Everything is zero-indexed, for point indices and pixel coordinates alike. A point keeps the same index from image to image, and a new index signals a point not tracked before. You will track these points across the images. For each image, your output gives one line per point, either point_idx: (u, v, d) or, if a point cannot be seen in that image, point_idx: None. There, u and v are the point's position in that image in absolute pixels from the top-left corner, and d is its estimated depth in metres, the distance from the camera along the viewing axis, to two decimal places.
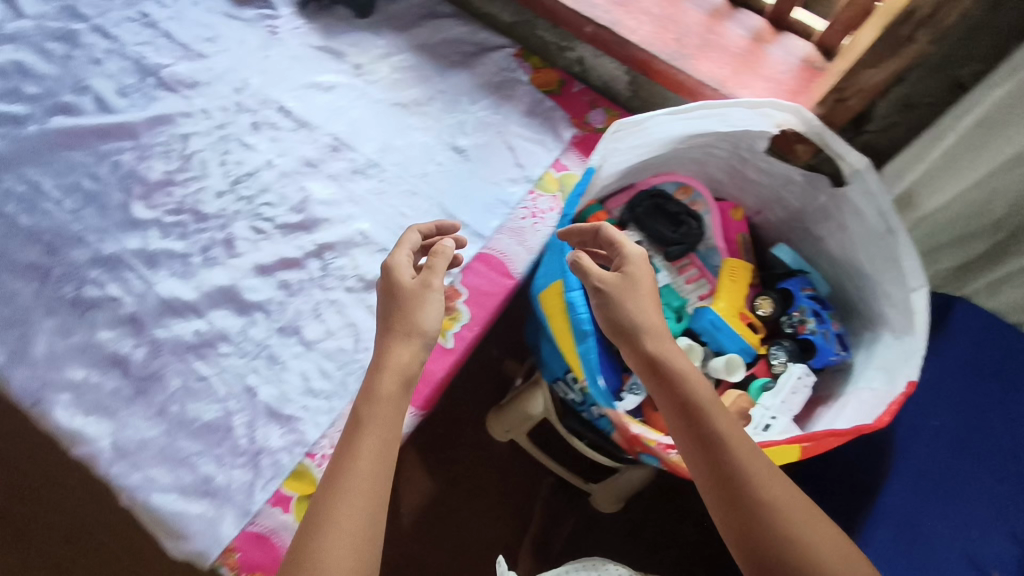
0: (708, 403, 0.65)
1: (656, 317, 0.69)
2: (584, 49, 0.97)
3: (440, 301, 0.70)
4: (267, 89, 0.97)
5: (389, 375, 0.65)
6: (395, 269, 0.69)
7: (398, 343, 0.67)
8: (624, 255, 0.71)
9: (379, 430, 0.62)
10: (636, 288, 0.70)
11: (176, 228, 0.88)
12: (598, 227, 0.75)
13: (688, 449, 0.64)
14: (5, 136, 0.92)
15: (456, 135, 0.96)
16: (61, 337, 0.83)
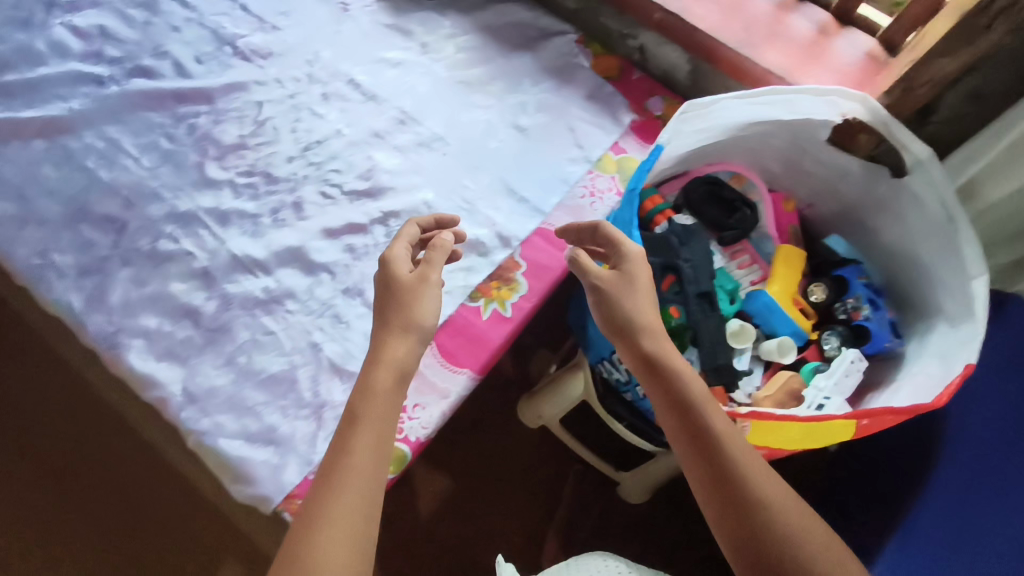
0: (703, 403, 0.67)
1: (652, 315, 0.72)
2: (647, 37, 0.98)
3: (438, 293, 0.71)
4: (338, 62, 1.00)
5: (382, 372, 0.65)
6: (395, 262, 0.71)
7: (392, 338, 0.67)
8: (622, 254, 0.73)
9: (373, 427, 0.63)
10: (633, 284, 0.72)
11: (248, 189, 0.92)
12: (597, 224, 0.78)
13: (683, 448, 0.67)
14: (87, 95, 0.96)
15: (518, 114, 0.99)
16: (135, 287, 0.86)
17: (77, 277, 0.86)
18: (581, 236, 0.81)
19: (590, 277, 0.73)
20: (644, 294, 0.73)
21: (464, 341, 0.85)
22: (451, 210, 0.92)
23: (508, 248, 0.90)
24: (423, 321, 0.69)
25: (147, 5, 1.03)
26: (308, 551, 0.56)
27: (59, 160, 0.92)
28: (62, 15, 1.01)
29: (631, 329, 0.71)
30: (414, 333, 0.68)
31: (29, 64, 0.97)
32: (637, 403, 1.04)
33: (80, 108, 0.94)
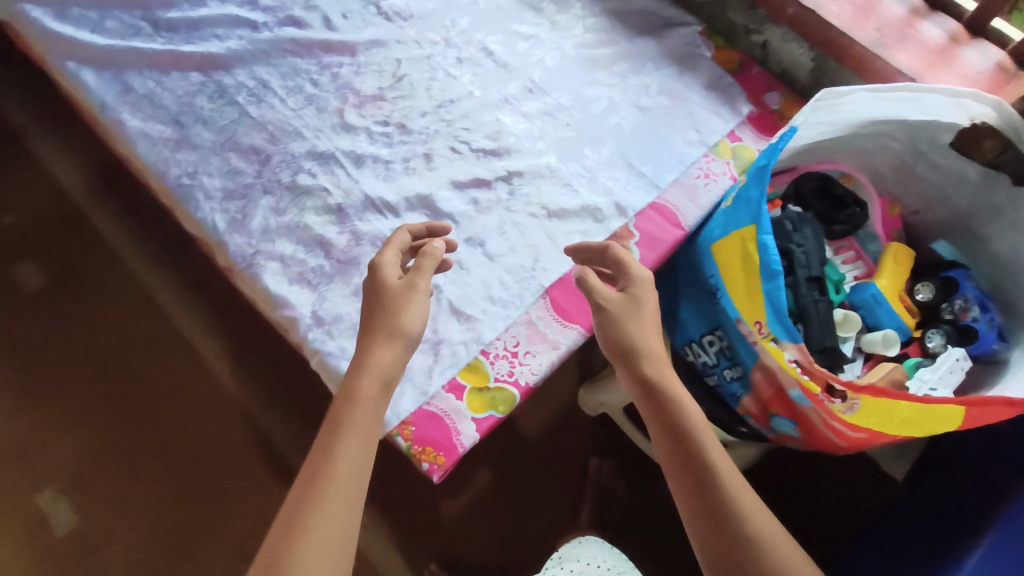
0: (698, 428, 0.71)
1: (655, 339, 0.76)
2: (773, 33, 1.02)
3: (424, 303, 0.75)
4: (473, 31, 1.06)
5: (369, 380, 0.69)
6: (385, 268, 0.75)
7: (382, 346, 0.71)
8: (628, 278, 0.78)
9: (357, 433, 0.66)
10: (638, 307, 0.77)
11: (384, 137, 0.97)
12: (608, 248, 0.83)
13: (673, 472, 0.71)
14: (243, 37, 1.03)
15: (639, 95, 1.03)
16: (274, 215, 0.92)
17: (222, 200, 0.92)
18: (591, 258, 0.86)
19: (597, 297, 0.78)
20: (647, 317, 0.78)
21: (577, 299, 0.89)
22: (571, 177, 0.96)
23: (624, 218, 0.94)
24: (408, 329, 0.72)
25: None
26: (288, 552, 0.59)
27: (214, 94, 0.99)
28: None
29: (632, 350, 0.75)
30: (400, 339, 0.72)
31: (191, 5, 1.05)
32: (719, 389, 1.05)
33: (235, 48, 1.01)
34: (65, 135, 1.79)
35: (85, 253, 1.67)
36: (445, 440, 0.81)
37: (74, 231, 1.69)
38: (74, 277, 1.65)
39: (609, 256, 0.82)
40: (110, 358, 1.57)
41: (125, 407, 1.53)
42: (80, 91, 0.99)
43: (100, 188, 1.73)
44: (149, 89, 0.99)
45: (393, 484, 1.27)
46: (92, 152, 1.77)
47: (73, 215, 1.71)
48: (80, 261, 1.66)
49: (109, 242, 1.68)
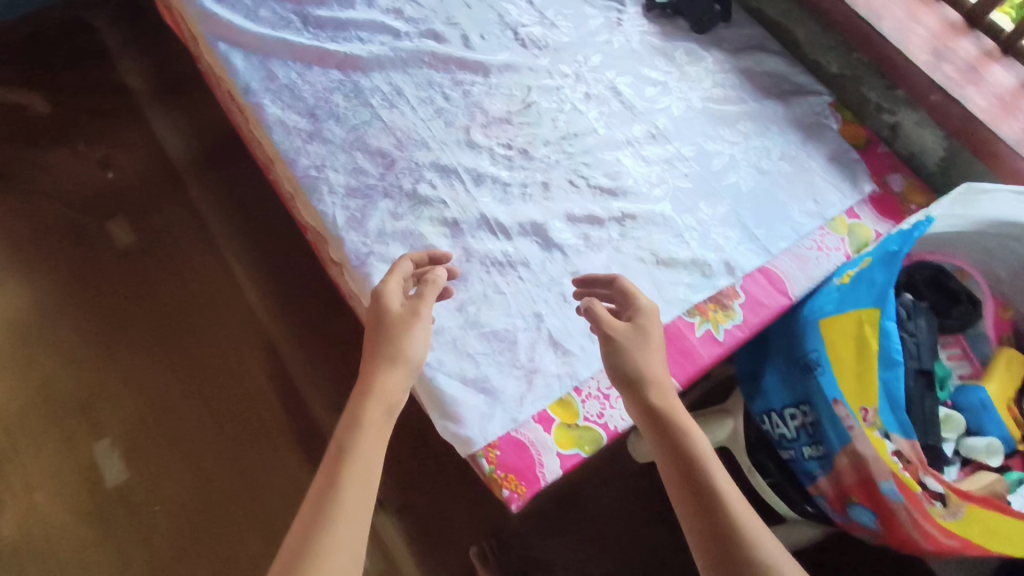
0: (703, 457, 0.70)
1: (661, 369, 0.76)
2: (907, 116, 1.00)
3: (426, 330, 0.78)
4: (604, 69, 1.08)
5: (373, 409, 0.72)
6: (388, 295, 0.78)
7: (385, 373, 0.74)
8: (635, 308, 0.78)
9: (361, 461, 0.68)
10: (645, 338, 0.77)
11: (505, 160, 0.99)
12: (615, 278, 0.84)
13: (682, 504, 0.69)
14: (385, 43, 1.06)
15: (761, 157, 1.02)
16: (391, 219, 0.94)
17: (344, 196, 0.95)
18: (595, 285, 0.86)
19: (603, 327, 0.78)
20: (654, 347, 0.78)
21: (674, 350, 0.88)
22: (683, 228, 0.96)
23: (732, 277, 0.93)
24: (409, 354, 0.76)
25: None
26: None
27: (349, 93, 1.02)
28: None
29: (639, 381, 0.75)
30: (402, 364, 0.75)
31: (341, 6, 1.10)
32: (793, 464, 1.03)
33: (377, 52, 1.05)
34: (177, 107, 1.88)
35: (178, 220, 1.74)
36: (528, 471, 0.81)
37: (171, 198, 1.77)
38: (164, 242, 1.72)
39: (617, 285, 0.83)
40: (185, 324, 1.63)
41: (190, 373, 1.57)
42: (227, 72, 1.04)
43: (200, 161, 1.81)
44: (291, 80, 1.03)
45: (441, 497, 1.28)
46: (200, 126, 1.86)
47: (173, 182, 1.79)
48: (172, 228, 1.73)
49: (202, 213, 1.75)
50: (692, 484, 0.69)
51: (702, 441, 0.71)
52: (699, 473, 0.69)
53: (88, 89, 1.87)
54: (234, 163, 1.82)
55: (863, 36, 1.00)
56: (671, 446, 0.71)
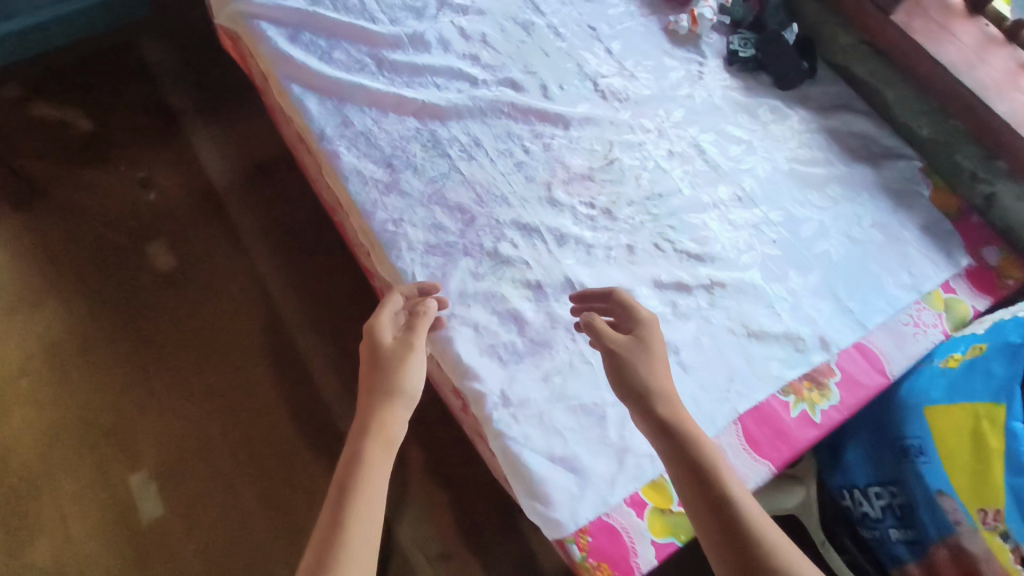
0: (714, 462, 0.65)
1: (666, 377, 0.72)
2: (1006, 188, 0.96)
3: (422, 360, 0.76)
4: (688, 125, 1.05)
5: (374, 446, 0.68)
6: (379, 328, 0.77)
7: (383, 407, 0.71)
8: (636, 320, 0.75)
9: (364, 504, 0.63)
10: (649, 350, 0.74)
11: (588, 220, 0.96)
12: (614, 290, 0.81)
13: (695, 513, 0.64)
14: (462, 91, 1.03)
15: (852, 225, 0.99)
16: (472, 279, 0.90)
17: (423, 253, 0.91)
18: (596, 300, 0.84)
19: (605, 340, 0.75)
20: (658, 357, 0.74)
21: (768, 432, 0.84)
22: (773, 297, 0.92)
23: (827, 353, 0.89)
24: (407, 387, 0.73)
25: (524, 24, 1.11)
26: None
27: (427, 143, 0.99)
28: (451, 14, 1.10)
29: (646, 393, 0.70)
30: (399, 398, 0.72)
31: (416, 50, 1.06)
32: (875, 544, 0.99)
33: (456, 100, 1.01)
34: (221, 129, 1.84)
35: (220, 247, 1.70)
36: (622, 560, 0.76)
37: (214, 224, 1.73)
38: (206, 270, 1.68)
39: (615, 298, 0.80)
40: (225, 353, 1.58)
41: (228, 405, 1.53)
42: (300, 115, 1.00)
43: (245, 187, 1.77)
44: (366, 127, 0.99)
45: (497, 559, 1.20)
46: (244, 150, 1.82)
47: (216, 208, 1.75)
48: (214, 255, 1.69)
49: (245, 242, 1.71)
50: (706, 493, 0.64)
51: (711, 446, 0.67)
52: (711, 481, 0.64)
53: (131, 108, 1.84)
54: (279, 189, 1.77)
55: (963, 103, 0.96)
56: (681, 455, 0.66)
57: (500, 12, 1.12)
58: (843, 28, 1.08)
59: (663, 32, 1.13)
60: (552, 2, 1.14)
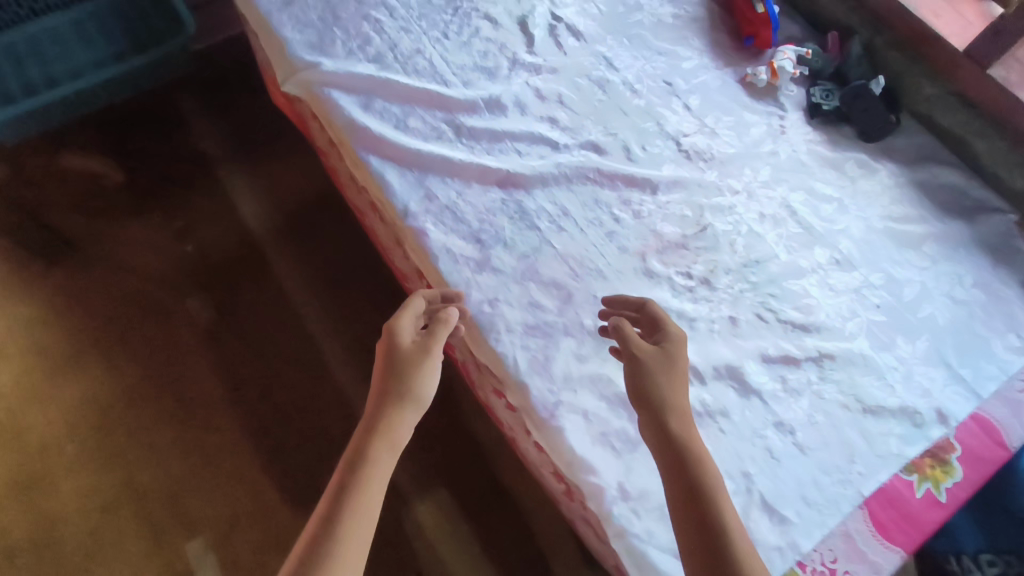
0: (714, 484, 0.62)
1: (683, 394, 0.68)
2: None
3: (438, 366, 0.73)
4: (776, 184, 1.02)
5: (380, 445, 0.65)
6: (399, 328, 0.74)
7: (393, 409, 0.68)
8: (665, 330, 0.72)
9: (361, 506, 0.61)
10: (673, 364, 0.70)
11: (687, 291, 0.92)
12: (646, 303, 0.78)
13: (682, 531, 0.60)
14: (544, 157, 1.00)
15: (954, 285, 0.97)
16: (575, 362, 0.87)
17: (522, 335, 0.87)
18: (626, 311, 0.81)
19: (629, 345, 0.72)
20: (681, 374, 0.70)
21: (893, 514, 0.82)
22: (885, 368, 0.90)
23: (945, 426, 0.87)
24: (421, 392, 0.70)
25: (599, 81, 1.08)
26: None
27: (515, 215, 0.95)
28: (524, 73, 1.07)
29: (658, 401, 0.67)
30: (412, 402, 0.69)
31: (493, 113, 1.03)
32: None
33: (540, 168, 0.98)
34: (256, 171, 1.71)
35: (264, 298, 1.57)
36: None
37: (256, 275, 1.59)
38: (253, 323, 1.54)
39: (646, 312, 0.77)
40: (280, 414, 1.44)
41: (287, 472, 1.39)
42: (381, 188, 0.95)
43: (287, 233, 1.64)
44: (450, 200, 0.95)
45: None
46: (280, 193, 1.68)
47: (257, 257, 1.61)
48: (260, 307, 1.56)
49: (290, 293, 1.57)
50: (697, 505, 0.60)
51: (712, 467, 0.63)
52: (705, 496, 0.61)
53: (159, 152, 1.71)
54: (321, 234, 1.64)
55: None
56: (682, 467, 0.63)
57: (573, 69, 1.08)
58: (927, 78, 1.06)
59: (740, 83, 1.11)
60: (624, 56, 1.11)
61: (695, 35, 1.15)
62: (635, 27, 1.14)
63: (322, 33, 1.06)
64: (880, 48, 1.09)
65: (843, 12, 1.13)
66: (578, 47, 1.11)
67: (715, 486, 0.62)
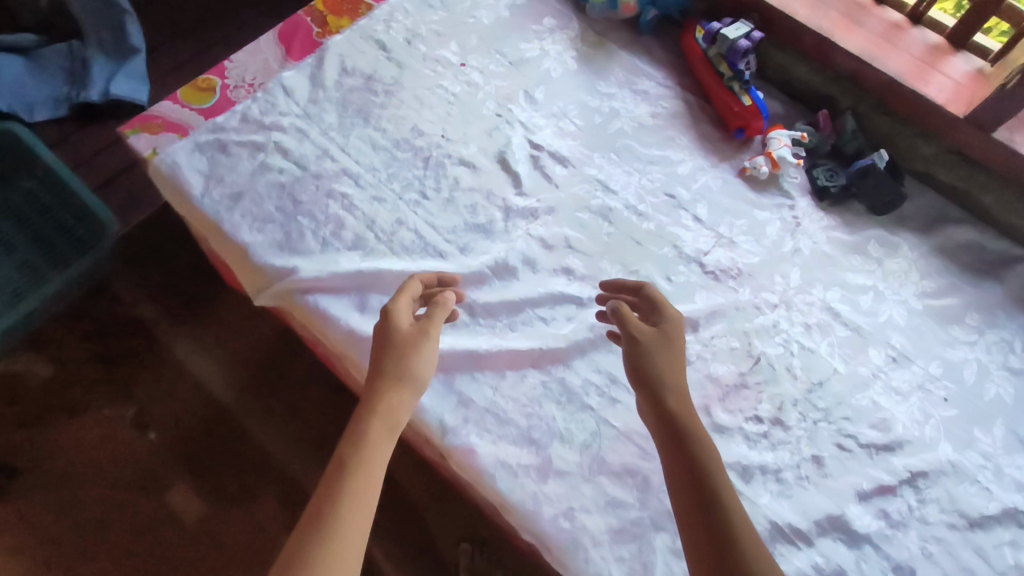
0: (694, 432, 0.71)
1: (678, 371, 0.76)
2: None
3: (434, 352, 0.75)
4: (810, 286, 0.97)
5: (381, 424, 0.68)
6: (396, 314, 0.76)
7: (393, 389, 0.71)
8: (662, 314, 0.80)
9: (369, 472, 0.64)
10: (670, 340, 0.78)
11: (762, 438, 0.86)
12: (644, 289, 0.85)
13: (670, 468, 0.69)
14: (572, 318, 0.90)
15: (1007, 353, 0.95)
16: (677, 559, 0.77)
17: (611, 544, 0.77)
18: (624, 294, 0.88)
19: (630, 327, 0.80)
20: (677, 350, 0.79)
21: None
22: (976, 468, 0.87)
23: None
24: (419, 375, 0.73)
25: (601, 211, 0.99)
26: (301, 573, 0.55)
27: (561, 397, 0.85)
28: (522, 221, 0.97)
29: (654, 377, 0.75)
30: (410, 385, 0.72)
31: (502, 278, 0.92)
32: None
33: (573, 335, 0.88)
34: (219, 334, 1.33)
35: (270, 489, 1.21)
36: None
37: (256, 466, 1.23)
38: (272, 528, 1.18)
39: (645, 295, 0.85)
40: None
41: None
42: None
43: (278, 402, 1.28)
44: (488, 398, 0.84)
45: None
46: (239, 342, 1.33)
47: (250, 442, 1.24)
48: (274, 506, 1.20)
49: (307, 485, 1.21)
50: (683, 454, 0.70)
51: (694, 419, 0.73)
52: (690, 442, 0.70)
53: (73, 325, 1.30)
54: (321, 397, 1.29)
55: None
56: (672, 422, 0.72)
57: (570, 203, 0.99)
58: (922, 138, 1.03)
59: (740, 176, 1.05)
60: (617, 174, 1.03)
61: (680, 131, 1.09)
62: (619, 137, 1.07)
63: (286, 224, 0.92)
64: (868, 114, 1.06)
65: (820, 82, 1.08)
66: (568, 175, 1.02)
67: (703, 444, 0.70)
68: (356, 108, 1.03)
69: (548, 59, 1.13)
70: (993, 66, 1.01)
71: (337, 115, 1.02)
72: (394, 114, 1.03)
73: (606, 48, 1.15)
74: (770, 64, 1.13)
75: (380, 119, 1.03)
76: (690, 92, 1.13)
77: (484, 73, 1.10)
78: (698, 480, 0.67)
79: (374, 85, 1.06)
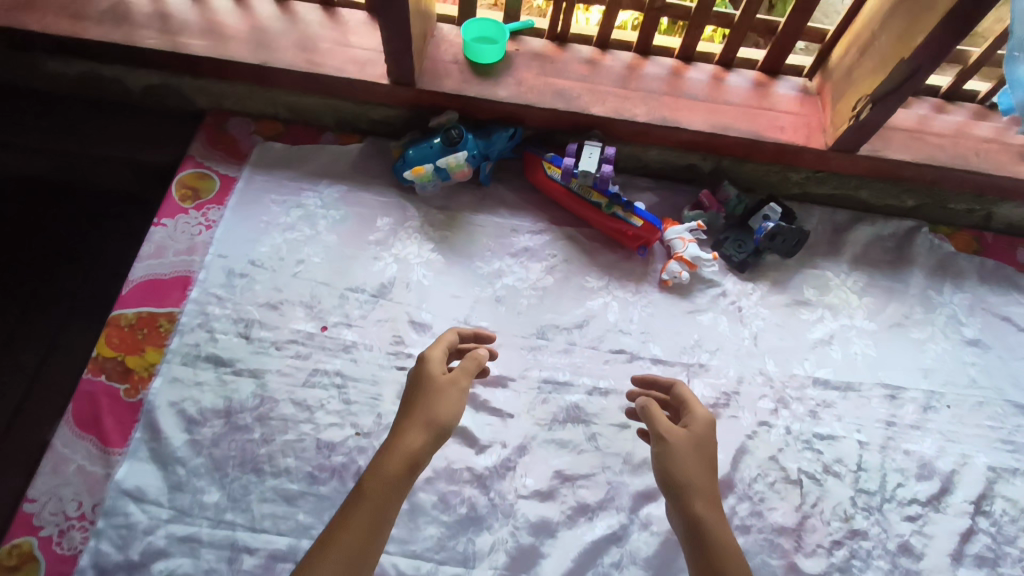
0: (710, 520, 0.65)
1: (709, 479, 0.68)
2: (1001, 207, 1.07)
3: (461, 402, 0.71)
4: (789, 369, 0.94)
5: (396, 462, 0.65)
6: (426, 364, 0.73)
7: (414, 428, 0.67)
8: (693, 417, 0.72)
9: (363, 514, 0.61)
10: (701, 447, 0.70)
11: (851, 560, 0.82)
12: (675, 387, 0.79)
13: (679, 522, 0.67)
14: (624, 563, 0.78)
15: (958, 327, 1.01)
16: None
17: None
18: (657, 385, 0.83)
19: (657, 428, 0.72)
20: (708, 461, 0.70)
21: None
22: (1008, 457, 0.91)
23: None
24: (444, 418, 0.69)
25: (571, 412, 0.87)
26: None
27: None
28: (505, 482, 0.81)
29: (676, 482, 0.68)
30: (434, 428, 0.68)
31: (528, 568, 0.77)
32: None
33: None
34: None
35: None
36: None
37: None
38: None
39: (674, 393, 0.79)
40: None
41: None
42: None
43: None
44: None
45: None
46: None
47: None
48: None
49: None
50: (696, 549, 0.64)
51: (717, 511, 0.66)
52: (706, 523, 0.65)
53: None
54: None
55: (963, 179, 0.98)
56: (692, 509, 0.66)
57: (538, 423, 0.86)
58: (790, 170, 1.03)
59: (665, 290, 0.98)
60: (558, 360, 0.91)
61: (584, 273, 0.98)
62: (534, 314, 0.94)
63: None
64: (732, 166, 1.03)
65: (675, 156, 1.03)
66: (515, 394, 0.87)
67: (724, 531, 0.65)
68: (236, 464, 0.79)
69: (411, 267, 0.95)
70: (811, 78, 1.03)
71: (218, 487, 0.77)
72: (286, 442, 0.81)
73: (460, 221, 0.99)
74: (620, 156, 1.04)
75: (274, 460, 0.79)
76: (566, 223, 1.02)
77: (354, 326, 0.89)
78: (705, 543, 0.64)
79: (238, 419, 0.81)
